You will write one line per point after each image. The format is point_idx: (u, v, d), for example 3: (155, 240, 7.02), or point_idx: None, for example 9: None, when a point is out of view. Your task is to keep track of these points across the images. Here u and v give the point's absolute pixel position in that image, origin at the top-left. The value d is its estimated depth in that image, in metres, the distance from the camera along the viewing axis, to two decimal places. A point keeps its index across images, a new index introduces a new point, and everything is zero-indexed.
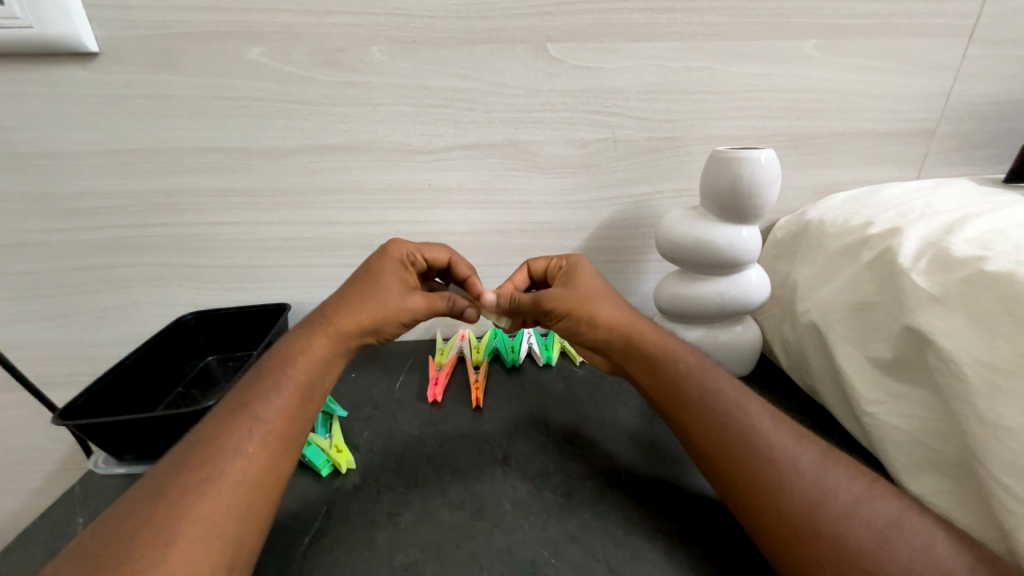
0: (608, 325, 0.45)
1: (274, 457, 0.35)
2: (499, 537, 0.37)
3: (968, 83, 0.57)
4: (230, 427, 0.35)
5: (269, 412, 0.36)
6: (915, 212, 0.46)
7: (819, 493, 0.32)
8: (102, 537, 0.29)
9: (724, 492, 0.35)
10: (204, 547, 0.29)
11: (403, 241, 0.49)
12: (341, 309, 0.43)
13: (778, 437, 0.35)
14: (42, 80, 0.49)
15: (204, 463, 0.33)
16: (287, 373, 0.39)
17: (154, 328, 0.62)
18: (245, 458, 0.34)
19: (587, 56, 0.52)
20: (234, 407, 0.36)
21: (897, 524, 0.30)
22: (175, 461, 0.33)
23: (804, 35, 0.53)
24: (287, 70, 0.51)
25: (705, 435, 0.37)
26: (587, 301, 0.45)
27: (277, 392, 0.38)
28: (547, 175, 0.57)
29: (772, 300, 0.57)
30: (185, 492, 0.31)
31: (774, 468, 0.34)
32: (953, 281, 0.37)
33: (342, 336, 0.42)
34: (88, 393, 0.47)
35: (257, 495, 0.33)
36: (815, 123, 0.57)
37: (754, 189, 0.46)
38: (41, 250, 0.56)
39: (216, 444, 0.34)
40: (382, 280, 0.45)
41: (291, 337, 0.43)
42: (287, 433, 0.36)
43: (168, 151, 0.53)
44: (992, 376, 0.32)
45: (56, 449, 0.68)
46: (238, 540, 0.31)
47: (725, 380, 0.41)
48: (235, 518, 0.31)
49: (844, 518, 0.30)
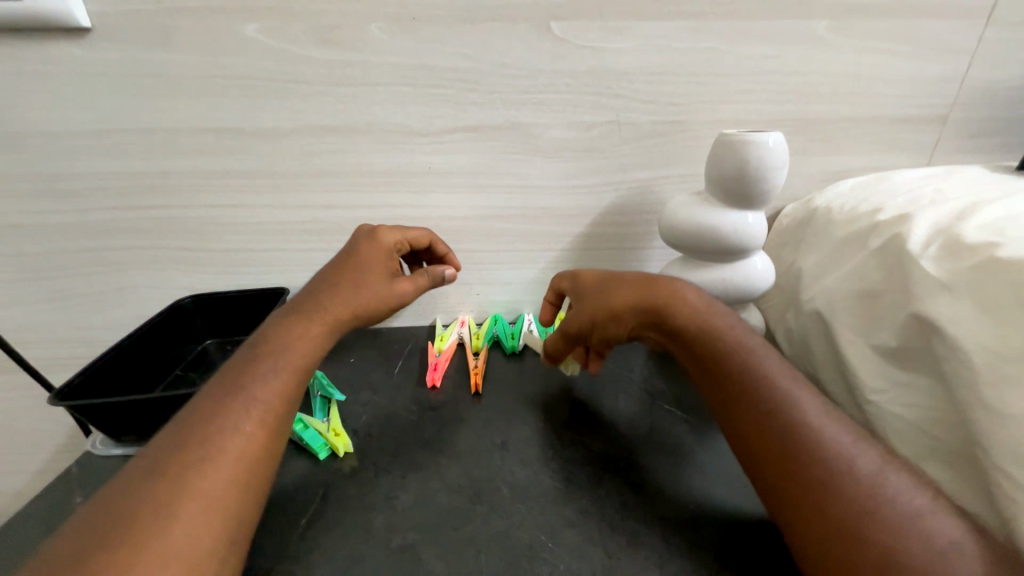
0: (634, 317, 0.42)
1: (272, 437, 0.35)
2: (497, 521, 0.37)
3: (983, 67, 0.55)
4: (227, 406, 0.34)
5: (268, 392, 0.36)
6: (925, 198, 0.45)
7: (834, 476, 0.31)
8: (99, 511, 0.29)
9: (760, 476, 0.34)
10: (205, 523, 0.29)
11: (391, 227, 0.50)
12: (328, 295, 0.43)
13: (816, 424, 0.34)
14: (33, 56, 0.48)
15: (201, 441, 0.32)
16: (282, 354, 0.38)
17: (152, 311, 0.62)
18: (244, 436, 0.33)
19: (591, 36, 0.51)
20: (230, 386, 0.36)
21: (912, 508, 0.29)
22: (171, 438, 0.33)
23: (816, 16, 0.51)
24: (284, 48, 0.49)
25: (728, 420, 0.37)
26: (608, 300, 0.43)
27: (273, 373, 0.37)
28: (549, 158, 0.56)
29: (777, 288, 0.56)
30: (183, 469, 0.31)
31: (790, 450, 0.33)
32: (962, 267, 0.36)
33: (335, 322, 0.42)
34: (85, 374, 0.47)
35: (255, 473, 0.33)
36: (824, 107, 0.56)
37: (761, 174, 0.45)
38: (37, 232, 0.56)
39: (212, 422, 0.33)
40: (367, 268, 0.45)
41: (282, 320, 0.42)
42: (284, 413, 0.36)
43: (163, 131, 0.52)
44: (999, 363, 0.31)
45: (57, 432, 0.69)
46: (237, 517, 0.31)
47: (770, 358, 0.38)
48: (235, 495, 0.31)
49: (860, 500, 0.30)
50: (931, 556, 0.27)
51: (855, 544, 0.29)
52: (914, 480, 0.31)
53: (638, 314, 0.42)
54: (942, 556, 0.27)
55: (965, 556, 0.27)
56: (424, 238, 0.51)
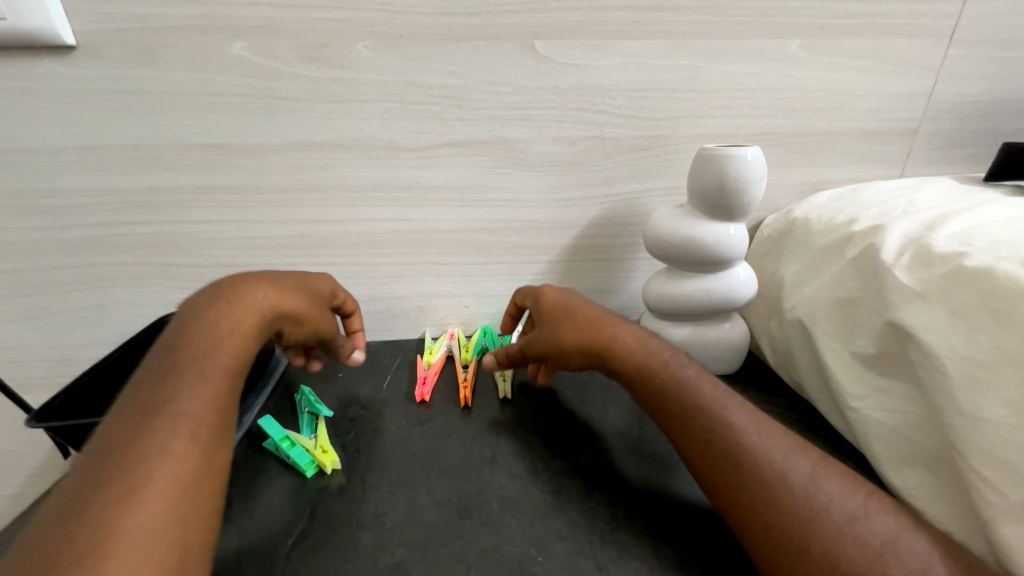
0: (584, 354, 0.44)
1: (209, 449, 0.31)
2: (485, 535, 0.37)
3: (949, 83, 0.57)
4: (149, 425, 0.30)
5: (197, 401, 0.33)
6: (898, 209, 0.47)
7: (777, 488, 0.32)
8: (12, 571, 0.25)
9: (721, 503, 0.34)
10: (145, 557, 0.26)
11: (329, 274, 0.49)
12: (255, 293, 0.40)
13: (766, 443, 0.35)
14: (17, 73, 0.48)
15: (123, 469, 0.28)
16: (209, 356, 0.35)
17: (134, 328, 0.61)
18: (176, 455, 0.30)
19: (575, 54, 0.52)
20: (149, 402, 0.32)
21: (846, 512, 0.31)
22: (88, 472, 0.28)
23: (790, 34, 0.53)
24: (270, 65, 0.50)
25: (675, 442, 0.38)
26: (558, 338, 0.45)
27: (202, 383, 0.33)
28: (536, 172, 0.57)
29: (760, 298, 0.57)
30: (106, 508, 0.27)
31: (737, 469, 0.34)
32: (933, 276, 0.37)
33: (265, 317, 0.40)
34: (64, 395, 0.46)
35: (195, 494, 0.29)
36: (800, 122, 0.58)
37: (740, 186, 0.46)
38: (17, 249, 0.55)
39: (133, 447, 0.29)
40: (301, 289, 0.43)
41: (201, 327, 0.37)
42: (219, 420, 0.33)
43: (148, 147, 0.52)
44: (972, 368, 0.32)
45: (33, 454, 0.66)
46: (185, 543, 0.27)
47: (705, 384, 0.39)
48: (176, 522, 0.28)
49: (801, 511, 0.31)
50: (871, 559, 0.28)
51: (799, 555, 0.30)
52: (853, 485, 0.32)
53: (585, 353, 0.44)
54: (879, 559, 0.28)
55: (901, 555, 0.28)
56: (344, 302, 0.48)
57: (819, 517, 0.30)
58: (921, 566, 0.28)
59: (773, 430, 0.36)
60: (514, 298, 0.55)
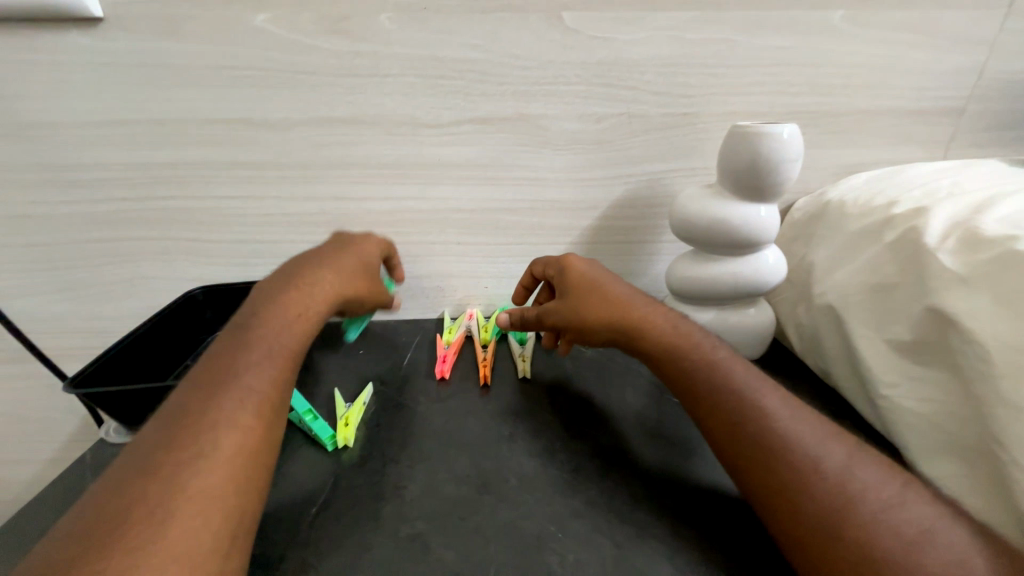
0: (610, 331, 0.43)
1: (269, 426, 0.32)
2: (504, 510, 0.38)
3: (1001, 59, 0.54)
4: (220, 396, 0.31)
5: (263, 379, 0.34)
6: (942, 190, 0.44)
7: (809, 475, 0.31)
8: (83, 524, 0.25)
9: (748, 488, 0.34)
10: (207, 521, 0.26)
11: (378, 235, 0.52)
12: (325, 279, 0.42)
13: (798, 428, 0.34)
14: (46, 47, 0.48)
15: (195, 436, 0.29)
16: (278, 339, 0.36)
17: (161, 302, 0.63)
18: (241, 429, 0.30)
19: (603, 26, 0.50)
20: (222, 374, 0.33)
21: (880, 501, 0.30)
22: (163, 433, 0.29)
23: (833, 5, 0.51)
24: (293, 38, 0.49)
25: (702, 426, 0.38)
26: (582, 313, 0.45)
27: (268, 363, 0.34)
28: (559, 150, 0.56)
29: (787, 283, 0.55)
30: (175, 472, 0.27)
31: (768, 454, 0.33)
32: (980, 261, 0.35)
33: (331, 306, 0.42)
34: (99, 362, 0.47)
35: (254, 467, 0.30)
36: (838, 99, 0.55)
37: (774, 165, 0.44)
38: (50, 223, 0.56)
39: (205, 416, 0.30)
40: (361, 274, 0.46)
41: (271, 308, 0.38)
42: (278, 401, 0.34)
43: (173, 123, 0.52)
44: (1018, 356, 0.31)
45: (68, 421, 0.69)
46: (241, 515, 0.28)
47: (737, 368, 0.39)
48: (236, 491, 0.28)
49: (832, 497, 0.30)
50: (905, 548, 0.28)
51: (829, 540, 0.29)
52: (887, 473, 0.32)
53: (610, 329, 0.43)
54: (914, 547, 0.28)
55: (937, 545, 0.28)
56: (390, 252, 0.53)
57: (853, 505, 0.30)
58: (959, 556, 0.27)
59: (806, 416, 0.35)
60: (530, 270, 0.54)
